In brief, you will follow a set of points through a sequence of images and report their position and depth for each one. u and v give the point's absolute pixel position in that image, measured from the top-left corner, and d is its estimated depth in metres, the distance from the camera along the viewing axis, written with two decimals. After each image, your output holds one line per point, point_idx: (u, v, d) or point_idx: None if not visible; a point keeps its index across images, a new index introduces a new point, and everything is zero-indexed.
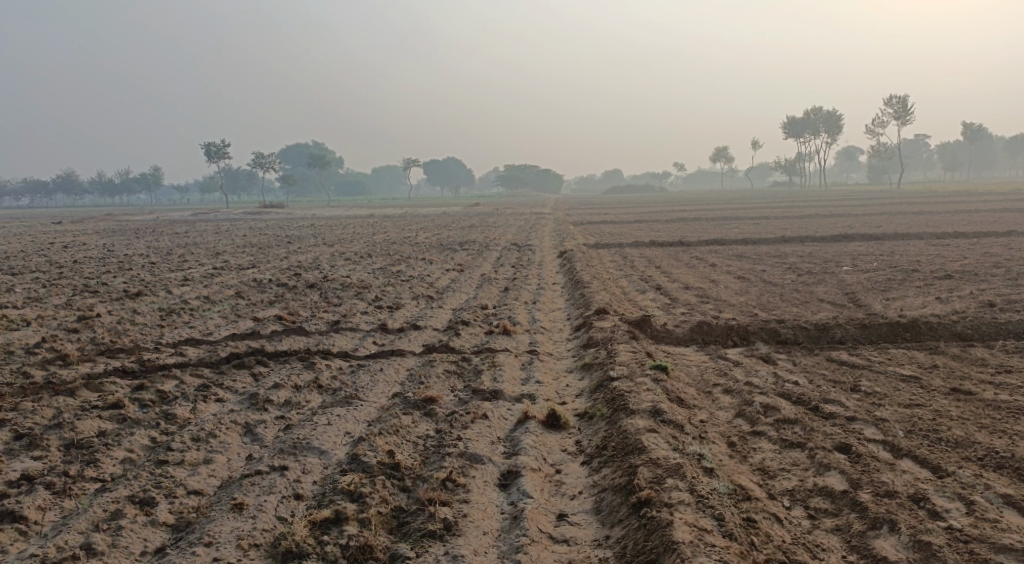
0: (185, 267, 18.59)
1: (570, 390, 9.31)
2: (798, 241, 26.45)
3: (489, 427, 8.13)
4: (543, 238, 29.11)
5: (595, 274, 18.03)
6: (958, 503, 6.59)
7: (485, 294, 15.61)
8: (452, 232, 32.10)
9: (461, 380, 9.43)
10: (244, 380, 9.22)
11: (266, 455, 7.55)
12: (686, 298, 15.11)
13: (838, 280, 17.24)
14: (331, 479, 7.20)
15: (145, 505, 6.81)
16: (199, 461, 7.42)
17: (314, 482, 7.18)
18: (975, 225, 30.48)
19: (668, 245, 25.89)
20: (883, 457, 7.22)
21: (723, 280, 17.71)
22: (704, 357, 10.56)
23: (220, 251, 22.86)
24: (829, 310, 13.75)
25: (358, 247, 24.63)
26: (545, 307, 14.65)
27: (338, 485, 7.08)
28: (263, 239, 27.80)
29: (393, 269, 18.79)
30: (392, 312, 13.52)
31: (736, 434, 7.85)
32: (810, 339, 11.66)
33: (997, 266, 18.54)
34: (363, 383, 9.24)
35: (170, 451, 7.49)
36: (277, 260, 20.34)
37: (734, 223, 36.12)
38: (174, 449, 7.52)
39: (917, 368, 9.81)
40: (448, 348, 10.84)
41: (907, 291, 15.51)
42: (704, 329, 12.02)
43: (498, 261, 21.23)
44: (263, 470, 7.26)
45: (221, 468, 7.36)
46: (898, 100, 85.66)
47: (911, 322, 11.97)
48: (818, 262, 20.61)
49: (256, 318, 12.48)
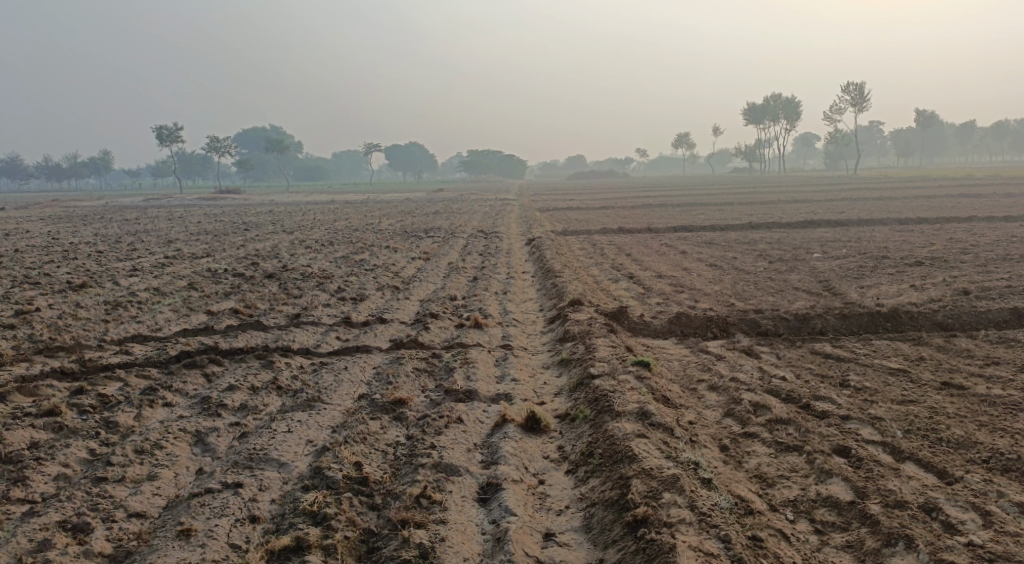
0: (135, 257, 17.79)
1: (547, 388, 8.83)
2: (765, 227, 26.25)
3: (464, 433, 7.63)
4: (508, 224, 28.64)
5: (565, 262, 17.58)
6: (973, 514, 6.25)
7: (453, 284, 15.07)
8: (414, 218, 31.39)
9: (431, 380, 8.90)
10: (196, 382, 8.61)
11: (220, 468, 6.97)
12: (660, 287, 14.72)
13: (811, 268, 16.95)
14: (292, 497, 6.65)
15: (78, 532, 6.21)
16: (142, 478, 6.82)
17: (273, 501, 6.64)
18: (937, 210, 30.55)
19: (635, 232, 25.54)
20: (885, 461, 6.86)
21: (695, 268, 17.37)
22: (685, 350, 10.14)
23: (173, 239, 22.02)
24: (806, 298, 13.42)
25: (318, 234, 23.90)
26: (515, 297, 14.14)
27: (300, 504, 6.54)
28: (219, 226, 26.92)
29: (356, 258, 18.15)
30: (356, 304, 12.91)
31: (727, 436, 7.45)
32: (791, 331, 11.29)
33: (966, 251, 18.42)
34: (326, 383, 8.67)
35: (109, 466, 6.88)
36: (233, 249, 19.59)
37: (699, 209, 35.97)
38: (114, 464, 6.91)
39: (904, 361, 9.47)
40: (416, 343, 10.29)
41: (882, 278, 15.25)
42: (682, 320, 11.60)
43: (464, 249, 20.65)
44: (215, 488, 6.69)
45: (167, 485, 6.78)
46: (855, 87, 86.48)
47: (892, 311, 11.65)
48: (787, 248, 20.36)
49: (210, 312, 11.82)
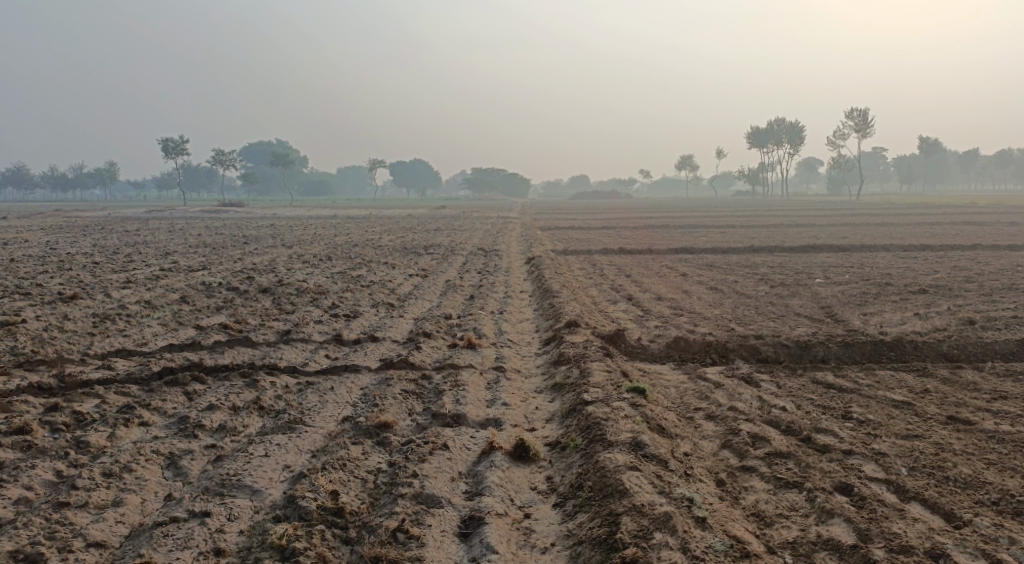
0: (130, 268, 17.57)
1: (539, 414, 8.55)
2: (768, 251, 26.02)
3: (449, 460, 7.35)
4: (509, 243, 28.46)
5: (564, 282, 17.34)
6: (983, 561, 5.95)
7: (449, 302, 14.81)
8: (414, 235, 31.21)
9: (419, 402, 8.62)
10: (175, 400, 8.34)
11: (190, 495, 6.70)
12: (659, 310, 14.44)
13: (813, 293, 16.69)
14: (262, 529, 6.38)
15: (32, 563, 5.95)
16: (107, 503, 6.55)
17: (242, 533, 6.36)
18: (941, 237, 30.32)
19: (636, 253, 25.32)
20: (889, 501, 6.56)
21: (696, 290, 17.11)
22: (683, 377, 9.86)
23: (169, 251, 21.79)
24: (807, 325, 13.15)
25: (317, 249, 23.69)
26: (511, 317, 13.87)
27: (269, 537, 6.26)
28: (219, 239, 26.73)
29: (353, 274, 17.91)
30: (348, 321, 12.65)
31: (724, 469, 7.16)
32: (791, 359, 11.01)
33: (970, 280, 18.16)
34: (310, 405, 8.40)
35: (74, 491, 6.62)
36: (229, 262, 19.36)
37: (701, 231, 35.81)
38: (79, 488, 6.65)
39: (908, 392, 9.18)
40: (407, 364, 10.02)
41: (885, 306, 14.98)
42: (681, 345, 11.32)
43: (463, 267, 20.41)
44: (182, 517, 6.42)
45: (133, 512, 6.51)
46: (859, 114, 86.66)
47: (895, 340, 11.36)
48: (789, 273, 20.12)
49: (199, 327, 11.57)
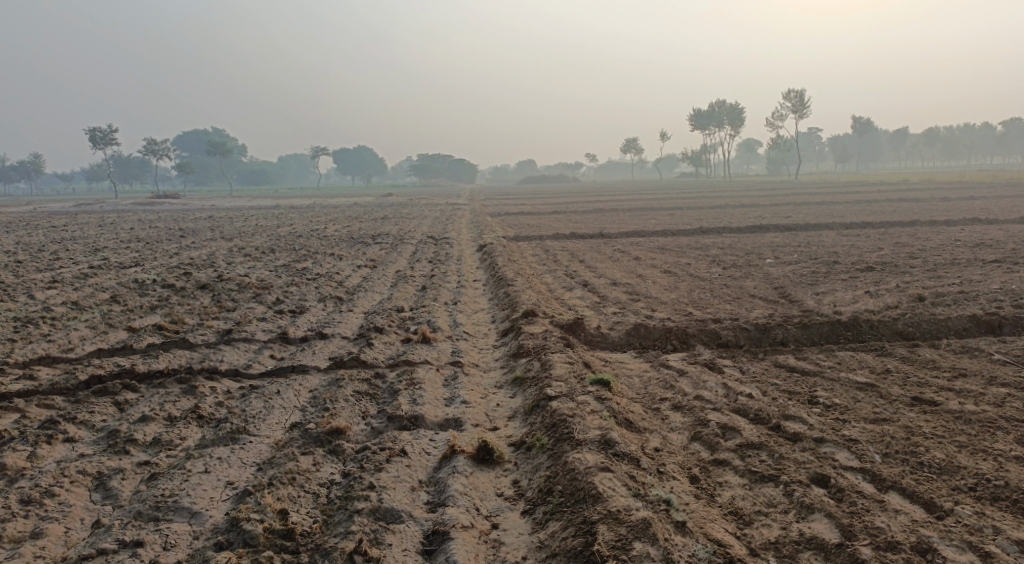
0: (59, 267, 16.79)
1: (500, 411, 8.23)
2: (716, 232, 26.01)
3: (408, 467, 7.01)
4: (458, 230, 28.03)
5: (516, 269, 17.02)
6: (970, 554, 5.84)
7: (400, 294, 14.39)
8: (361, 224, 30.62)
9: (373, 404, 8.25)
10: (104, 412, 8.00)
11: (120, 521, 6.32)
12: (615, 295, 14.21)
13: (766, 274, 16.62)
14: (202, 557, 6.02)
15: None
16: (24, 536, 6.18)
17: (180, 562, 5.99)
18: (882, 214, 30.69)
19: (587, 237, 25.08)
20: (868, 493, 6.43)
21: (649, 274, 16.93)
22: (644, 365, 9.62)
23: (101, 247, 20.92)
24: (764, 307, 13.02)
25: (259, 241, 22.97)
26: (465, 308, 13.50)
27: None
28: (154, 233, 25.82)
29: (297, 267, 17.34)
30: (294, 317, 12.17)
31: (696, 465, 6.95)
32: (752, 343, 10.84)
33: (916, 256, 18.26)
34: (255, 411, 7.98)
35: None
36: (166, 257, 18.62)
37: (648, 213, 35.76)
38: None
39: (871, 374, 9.03)
40: (358, 362, 9.62)
41: (837, 284, 14.94)
42: (640, 332, 11.09)
43: (413, 256, 19.95)
44: (110, 549, 6.04)
45: (55, 543, 6.14)
46: (797, 94, 87.72)
47: (853, 320, 11.24)
48: (740, 254, 20.05)
49: (132, 329, 11.01)
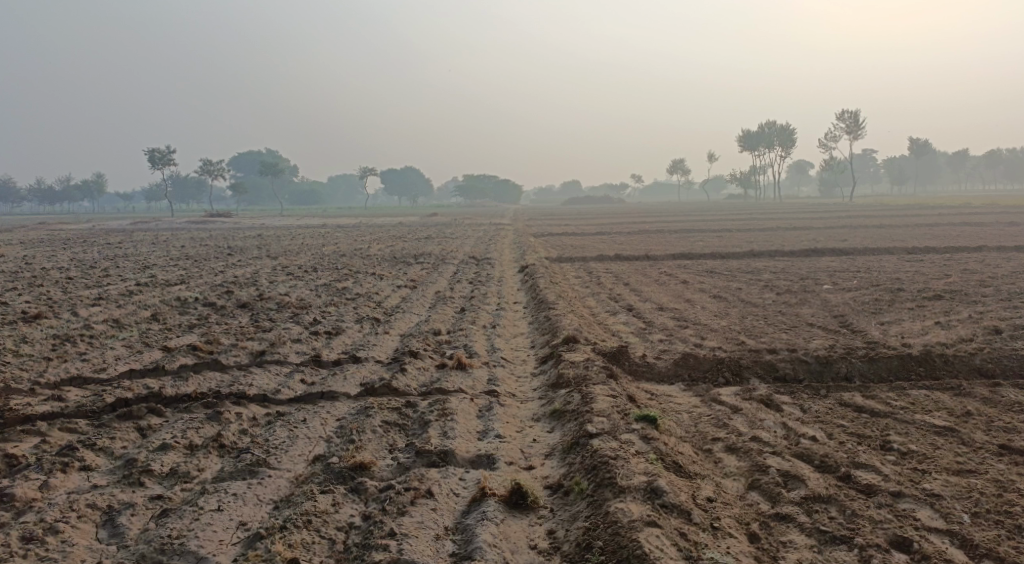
0: (103, 283, 16.57)
1: (537, 447, 7.60)
2: (769, 255, 25.12)
3: (434, 511, 6.43)
4: (502, 250, 27.51)
5: (561, 292, 16.41)
6: None
7: (438, 316, 13.85)
8: (406, 243, 30.32)
9: (402, 437, 7.68)
10: (125, 438, 7.51)
11: None
12: (664, 322, 13.50)
13: (823, 301, 15.77)
14: None
15: None
16: None
17: None
18: (945, 238, 29.46)
19: (635, 259, 24.37)
20: (959, 561, 5.83)
21: (700, 299, 16.17)
22: (696, 400, 8.92)
23: (147, 264, 20.76)
24: (823, 337, 12.20)
25: (303, 260, 22.71)
26: (505, 332, 12.90)
27: None
28: (201, 251, 25.68)
29: (338, 286, 16.93)
30: (329, 339, 11.67)
31: (756, 519, 6.31)
32: (812, 377, 10.06)
33: (984, 284, 17.26)
34: (277, 441, 7.46)
35: None
36: (210, 275, 18.35)
37: (698, 236, 34.90)
38: None
39: (948, 417, 8.21)
40: (390, 390, 9.05)
41: (901, 314, 14.04)
42: (690, 363, 10.38)
43: (455, 277, 19.45)
44: None
45: None
46: (850, 116, 86.09)
47: (924, 354, 10.39)
48: (794, 279, 19.18)
49: (165, 348, 10.59)
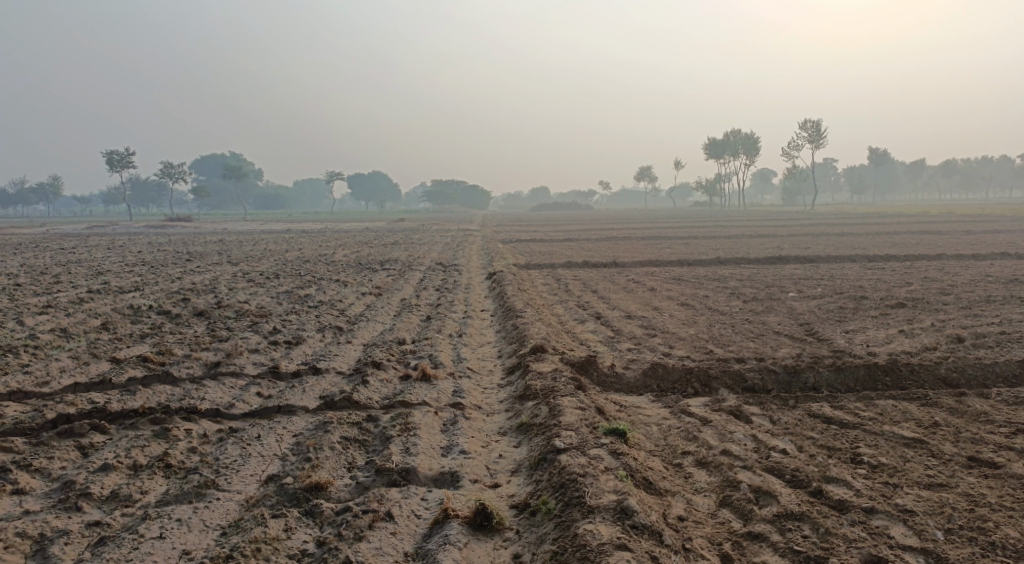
0: (55, 290, 16.10)
1: (502, 464, 7.40)
2: (734, 262, 25.18)
3: (393, 535, 6.28)
4: (468, 257, 27.33)
5: (527, 299, 16.23)
6: None
7: (403, 325, 13.58)
8: (371, 250, 30.00)
9: (362, 453, 7.51)
10: (65, 457, 7.35)
11: None
12: (631, 330, 13.36)
13: (789, 309, 15.75)
14: None
15: None
16: None
17: None
18: (905, 246, 29.76)
19: (601, 266, 24.29)
20: None
21: (666, 307, 16.08)
22: (664, 412, 8.75)
23: (103, 271, 20.25)
24: (790, 345, 12.13)
25: (266, 266, 22.30)
26: (471, 342, 12.66)
27: None
28: (160, 256, 25.17)
29: (299, 294, 16.60)
30: (288, 349, 11.36)
31: (728, 539, 6.19)
32: (781, 388, 9.94)
33: (945, 292, 17.37)
34: (229, 460, 7.30)
35: None
36: (167, 282, 17.93)
37: (663, 243, 34.98)
38: None
39: (917, 428, 8.12)
40: (350, 404, 8.87)
41: (866, 322, 14.04)
42: (659, 373, 10.22)
43: (420, 284, 19.19)
44: None
45: None
46: (811, 126, 87.21)
47: (891, 364, 10.30)
48: (760, 287, 19.19)
49: (114, 360, 10.23)
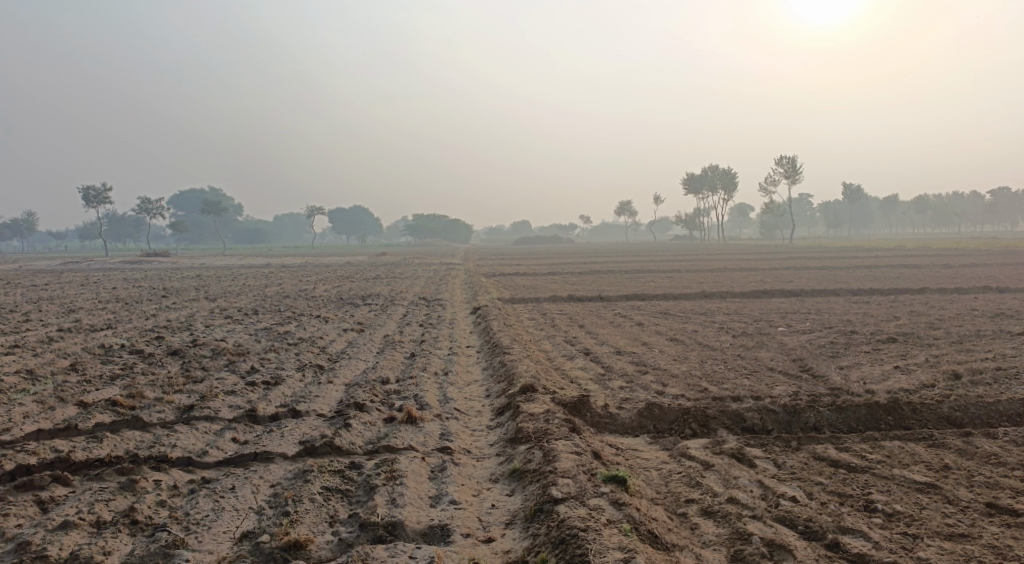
0: (23, 329, 15.53)
1: (495, 515, 7.27)
2: (720, 296, 24.88)
3: None
4: (452, 292, 26.95)
5: (513, 335, 15.84)
6: None
7: (386, 363, 13.13)
8: (352, 284, 29.54)
9: (345, 504, 7.33)
10: (22, 514, 7.12)
11: None
12: (621, 367, 12.99)
13: (781, 344, 15.43)
14: None
15: None
16: None
17: None
18: (889, 279, 29.60)
19: (586, 300, 23.91)
20: None
21: (656, 342, 15.72)
22: (662, 455, 8.39)
23: (75, 308, 19.65)
24: (786, 382, 11.79)
25: (243, 302, 21.75)
26: (457, 380, 12.23)
27: None
28: (135, 293, 24.54)
29: (278, 331, 16.10)
30: (267, 390, 10.90)
31: None
32: (781, 429, 9.57)
33: (935, 326, 17.12)
34: (200, 515, 7.12)
35: None
36: (141, 320, 17.37)
37: (647, 276, 34.68)
38: None
39: (927, 471, 7.76)
40: (332, 449, 8.42)
41: (860, 358, 13.74)
42: (655, 413, 9.81)
43: (403, 320, 18.74)
44: None
45: None
46: (789, 161, 87.93)
47: (892, 403, 9.92)
48: (748, 321, 18.87)
49: (82, 404, 9.74)
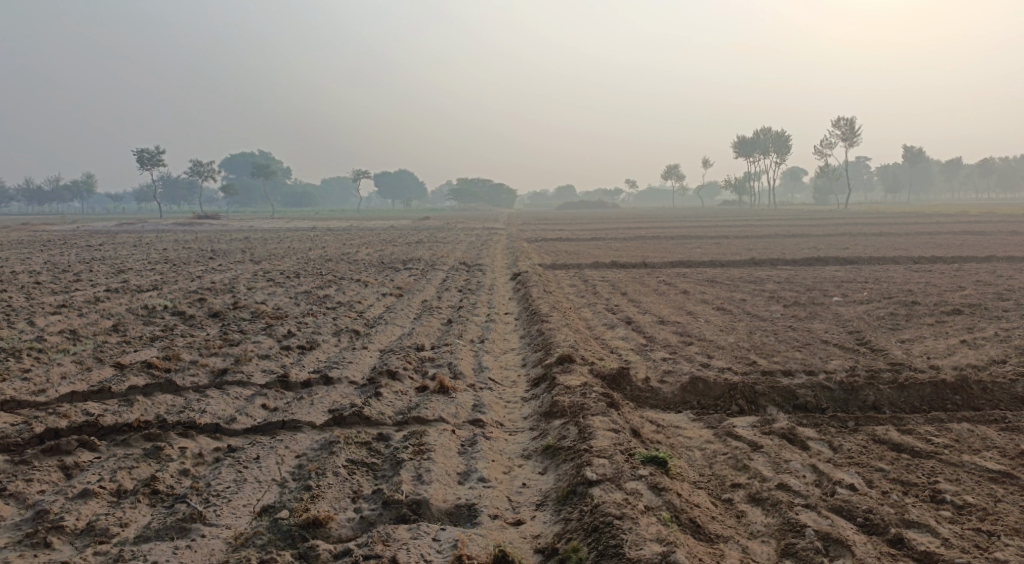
0: (69, 289, 15.48)
1: (526, 495, 6.90)
2: (771, 264, 24.05)
3: None
4: (494, 256, 26.52)
5: (555, 302, 15.37)
6: None
7: (423, 329, 12.77)
8: (397, 248, 29.29)
9: (370, 480, 7.01)
10: (45, 480, 6.92)
11: None
12: (666, 337, 12.47)
13: (835, 315, 14.73)
14: None
15: None
16: None
17: None
18: (951, 247, 28.44)
19: (632, 266, 23.30)
20: None
21: (703, 311, 15.14)
22: (707, 434, 7.92)
23: (123, 268, 19.64)
24: (841, 356, 11.17)
25: (287, 265, 21.58)
26: (494, 348, 11.83)
27: None
28: (182, 254, 24.55)
29: (318, 294, 15.84)
30: (301, 355, 10.62)
31: None
32: (837, 407, 8.99)
33: (1001, 297, 16.23)
34: (222, 486, 6.86)
35: None
36: (185, 281, 17.24)
37: (696, 242, 33.91)
38: None
39: (1000, 458, 7.20)
40: (361, 420, 8.10)
41: (921, 331, 13.01)
42: (700, 388, 9.30)
43: (443, 284, 18.38)
44: None
45: None
46: (847, 123, 85.52)
47: (960, 381, 9.28)
48: (801, 290, 18.13)
49: (117, 365, 9.54)
